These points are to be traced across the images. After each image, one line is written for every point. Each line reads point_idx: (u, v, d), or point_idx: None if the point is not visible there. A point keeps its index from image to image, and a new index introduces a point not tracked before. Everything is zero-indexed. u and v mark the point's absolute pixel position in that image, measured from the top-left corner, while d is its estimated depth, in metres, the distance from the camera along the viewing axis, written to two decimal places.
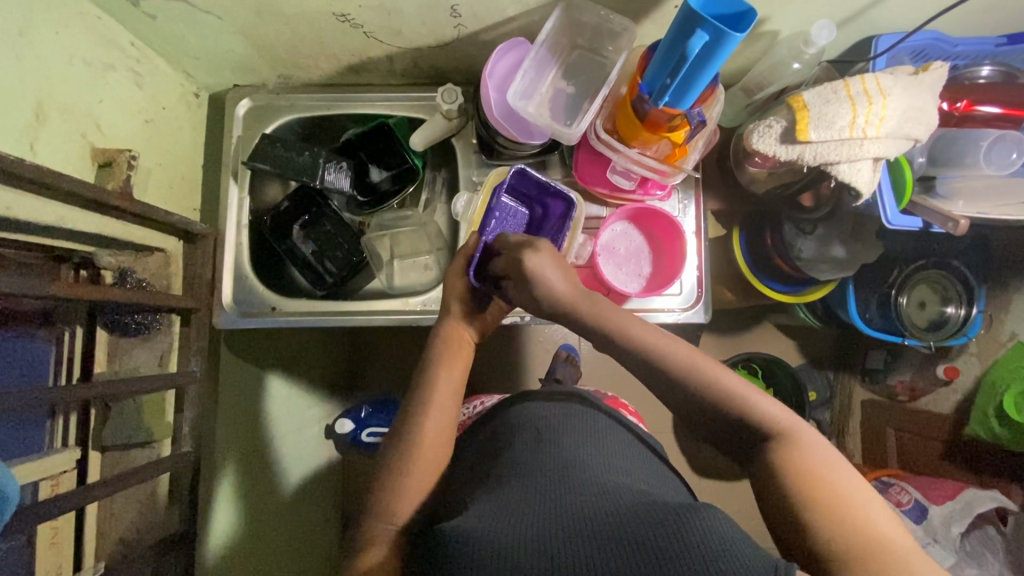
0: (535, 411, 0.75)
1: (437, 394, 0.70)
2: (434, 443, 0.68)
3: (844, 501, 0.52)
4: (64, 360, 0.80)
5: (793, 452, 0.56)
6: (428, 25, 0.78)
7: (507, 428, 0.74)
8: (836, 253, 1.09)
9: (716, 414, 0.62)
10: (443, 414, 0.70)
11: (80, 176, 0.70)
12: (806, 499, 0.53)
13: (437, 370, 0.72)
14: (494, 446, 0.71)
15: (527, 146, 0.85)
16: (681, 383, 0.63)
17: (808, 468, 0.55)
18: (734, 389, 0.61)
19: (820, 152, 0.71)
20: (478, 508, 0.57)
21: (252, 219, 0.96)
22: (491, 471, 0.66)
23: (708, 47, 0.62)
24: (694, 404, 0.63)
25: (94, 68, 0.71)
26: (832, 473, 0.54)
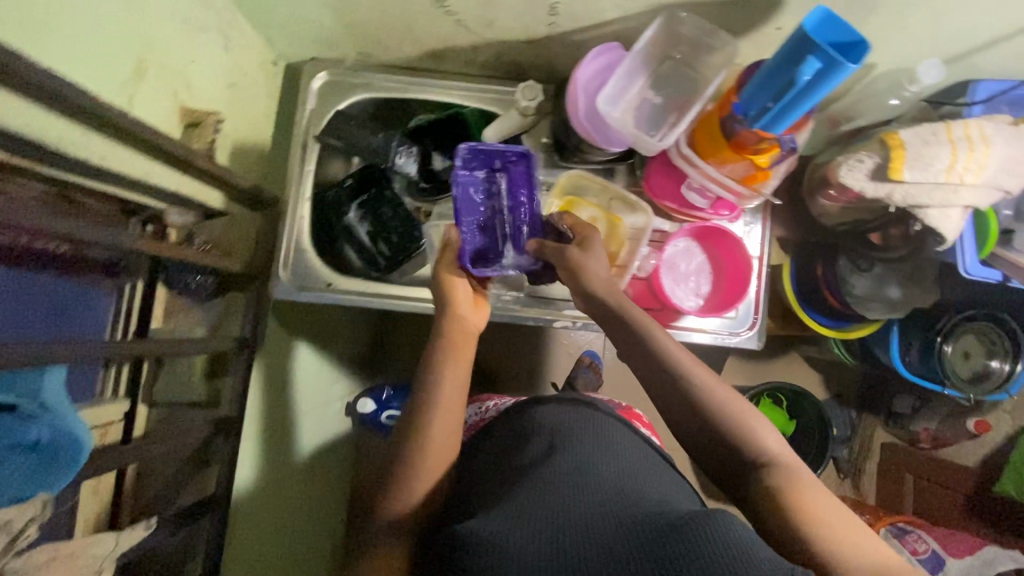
0: (547, 418, 0.71)
1: (442, 393, 0.69)
2: (442, 443, 0.67)
3: (846, 532, 0.52)
4: (121, 313, 0.80)
5: (796, 484, 0.57)
6: (523, 19, 0.77)
7: (522, 437, 0.70)
8: (891, 294, 1.06)
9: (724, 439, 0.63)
10: (450, 415, 0.69)
11: (168, 132, 0.69)
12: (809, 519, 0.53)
13: (441, 368, 0.71)
14: (509, 455, 0.69)
15: (605, 151, 0.84)
16: (694, 407, 0.65)
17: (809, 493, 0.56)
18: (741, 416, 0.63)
19: (910, 194, 0.70)
20: (490, 515, 0.55)
21: (315, 193, 0.95)
22: (507, 480, 0.63)
23: (818, 76, 0.60)
24: (705, 431, 0.64)
25: (190, 26, 0.71)
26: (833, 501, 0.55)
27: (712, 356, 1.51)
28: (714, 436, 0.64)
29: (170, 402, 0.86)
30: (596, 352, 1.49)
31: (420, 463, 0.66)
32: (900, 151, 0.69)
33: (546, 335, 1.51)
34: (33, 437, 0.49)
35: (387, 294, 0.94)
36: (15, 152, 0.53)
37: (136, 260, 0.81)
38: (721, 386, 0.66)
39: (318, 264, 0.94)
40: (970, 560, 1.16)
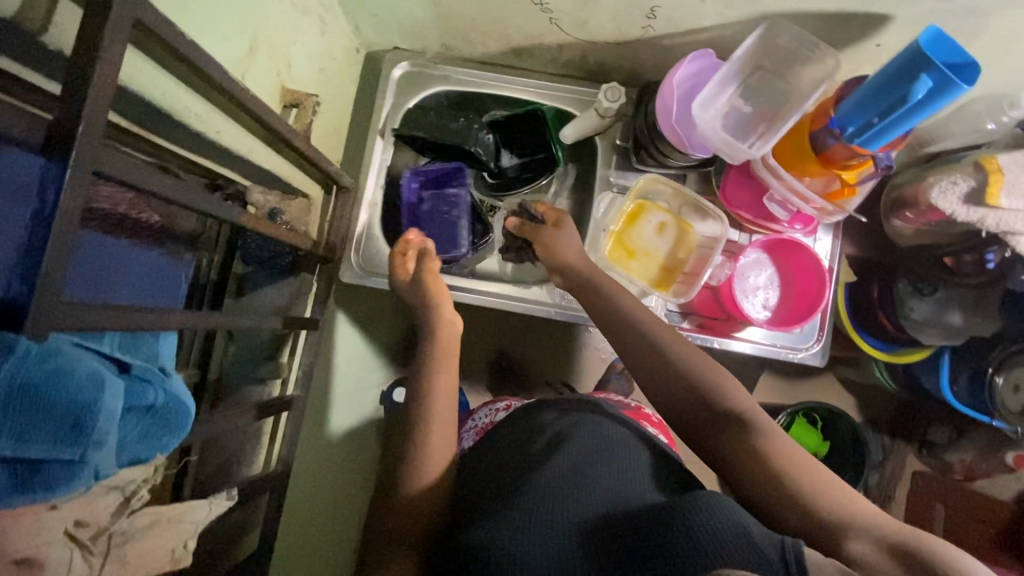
0: (544, 413, 0.69)
1: (434, 401, 0.70)
2: (437, 451, 0.67)
3: (815, 479, 0.52)
4: (199, 284, 0.79)
5: (765, 438, 0.57)
6: (619, 21, 0.77)
7: (513, 435, 0.68)
8: (952, 320, 1.03)
9: (699, 397, 0.64)
10: (443, 423, 0.69)
11: (269, 102, 0.70)
12: (783, 471, 0.54)
13: (432, 378, 0.72)
14: (503, 448, 0.67)
15: (685, 157, 0.84)
16: (675, 376, 0.66)
17: (781, 445, 0.57)
18: (711, 374, 0.65)
19: (1004, 220, 0.70)
20: (491, 521, 0.54)
21: (388, 180, 0.96)
22: (501, 478, 0.61)
23: (930, 95, 0.60)
24: (685, 396, 0.65)
25: (297, 9, 0.73)
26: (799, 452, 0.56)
27: (748, 370, 1.50)
28: (693, 398, 0.64)
29: (237, 378, 0.86)
30: None
31: (420, 468, 0.66)
32: (998, 176, 0.68)
33: (582, 338, 1.51)
34: (150, 399, 0.49)
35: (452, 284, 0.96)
36: (133, 116, 0.55)
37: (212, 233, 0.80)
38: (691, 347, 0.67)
39: (388, 252, 0.94)
40: None
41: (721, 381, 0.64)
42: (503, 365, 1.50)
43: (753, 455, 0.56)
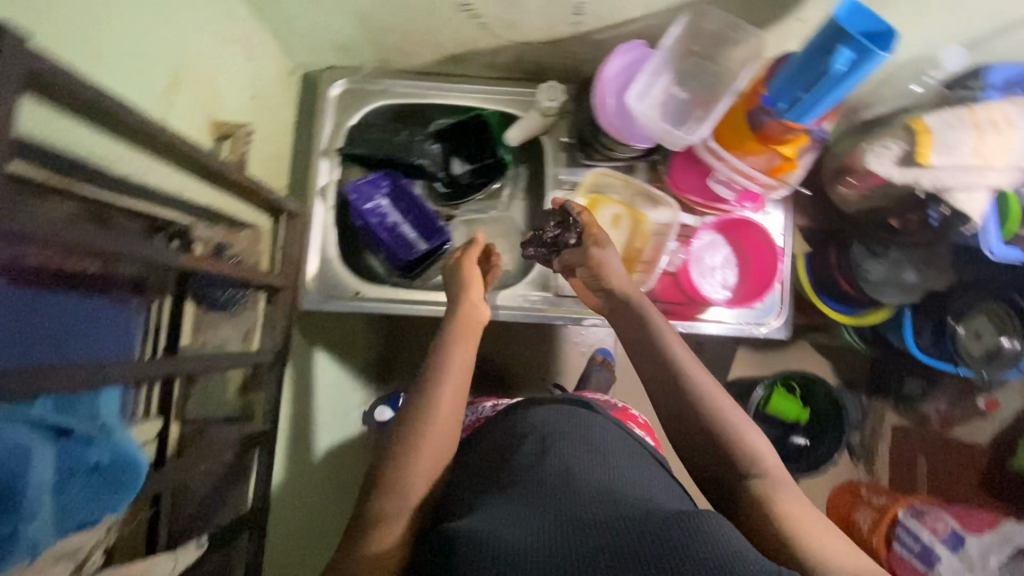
0: (538, 419, 0.71)
1: (446, 377, 0.70)
2: (443, 424, 0.67)
3: (818, 537, 0.57)
4: (150, 332, 0.77)
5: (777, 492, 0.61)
6: (549, 20, 0.77)
7: (511, 435, 0.71)
8: (907, 278, 1.06)
9: (717, 444, 0.65)
10: (453, 401, 0.69)
11: (197, 139, 0.67)
12: (794, 534, 0.57)
13: (447, 353, 0.73)
14: (498, 451, 0.69)
15: (630, 148, 0.85)
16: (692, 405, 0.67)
17: (793, 505, 0.60)
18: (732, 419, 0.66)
19: (939, 178, 0.71)
20: (481, 512, 0.55)
21: (338, 200, 0.95)
22: (493, 478, 0.63)
23: (851, 66, 0.62)
24: (699, 429, 0.66)
25: (219, 38, 0.71)
26: (810, 513, 0.60)
27: (724, 347, 1.52)
28: (712, 442, 0.65)
29: (204, 419, 0.84)
30: (609, 349, 1.50)
31: (427, 435, 0.66)
32: (927, 136, 0.70)
33: (557, 334, 1.51)
34: (94, 459, 0.47)
35: (413, 299, 0.94)
36: (54, 170, 0.52)
37: (162, 276, 0.77)
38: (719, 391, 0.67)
39: (344, 274, 0.93)
40: (989, 535, 1.22)
41: (741, 429, 0.65)
42: (482, 370, 1.49)
43: (769, 516, 0.59)
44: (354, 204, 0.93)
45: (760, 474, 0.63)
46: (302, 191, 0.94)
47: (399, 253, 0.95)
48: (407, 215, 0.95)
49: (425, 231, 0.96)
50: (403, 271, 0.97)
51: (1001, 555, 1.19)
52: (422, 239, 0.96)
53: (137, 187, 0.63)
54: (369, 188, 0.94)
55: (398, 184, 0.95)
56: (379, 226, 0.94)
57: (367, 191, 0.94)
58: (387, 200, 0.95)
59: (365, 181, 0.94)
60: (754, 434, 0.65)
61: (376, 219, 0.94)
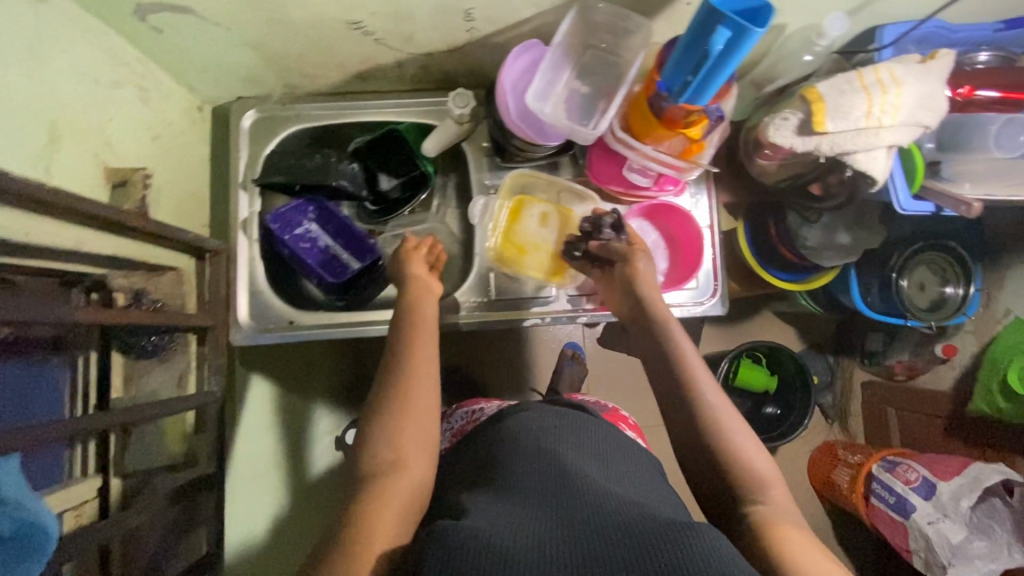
0: (538, 423, 0.71)
1: (416, 366, 0.73)
2: (422, 410, 0.70)
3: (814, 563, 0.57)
4: (79, 386, 0.78)
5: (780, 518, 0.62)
6: (441, 29, 0.77)
7: (501, 439, 0.71)
8: (841, 240, 1.09)
9: (725, 468, 0.66)
10: (426, 388, 0.72)
11: (95, 197, 0.68)
12: (783, 561, 0.57)
13: (415, 344, 0.76)
14: (491, 452, 0.70)
15: (543, 147, 0.85)
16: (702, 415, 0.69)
17: (790, 538, 0.59)
18: (744, 443, 0.67)
19: (837, 143, 0.72)
20: (477, 512, 0.57)
21: (262, 231, 0.93)
22: (489, 481, 0.64)
23: (730, 45, 0.62)
24: (709, 443, 0.68)
25: (101, 86, 0.70)
26: (811, 548, 0.59)
27: (687, 327, 1.53)
28: (719, 464, 0.66)
29: (146, 470, 0.82)
30: (578, 343, 1.48)
31: (407, 419, 0.69)
32: (821, 104, 0.72)
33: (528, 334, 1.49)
34: None
35: (350, 320, 0.93)
36: None
37: (83, 331, 0.79)
38: (728, 409, 0.69)
39: (277, 304, 0.91)
40: (960, 480, 1.18)
41: (751, 454, 0.66)
42: (455, 380, 1.46)
43: (763, 542, 0.60)
44: (279, 231, 0.91)
45: (763, 503, 0.63)
46: (226, 227, 0.93)
47: (331, 274, 0.93)
48: (337, 237, 0.94)
49: (356, 250, 0.94)
50: (337, 294, 0.95)
51: (973, 499, 1.14)
52: (354, 259, 0.94)
53: (26, 247, 0.62)
54: (293, 214, 0.93)
55: (324, 207, 0.95)
56: (308, 251, 0.93)
57: (292, 218, 0.92)
58: (316, 225, 0.94)
59: (288, 208, 0.92)
60: (764, 462, 0.66)
61: (302, 243, 0.92)
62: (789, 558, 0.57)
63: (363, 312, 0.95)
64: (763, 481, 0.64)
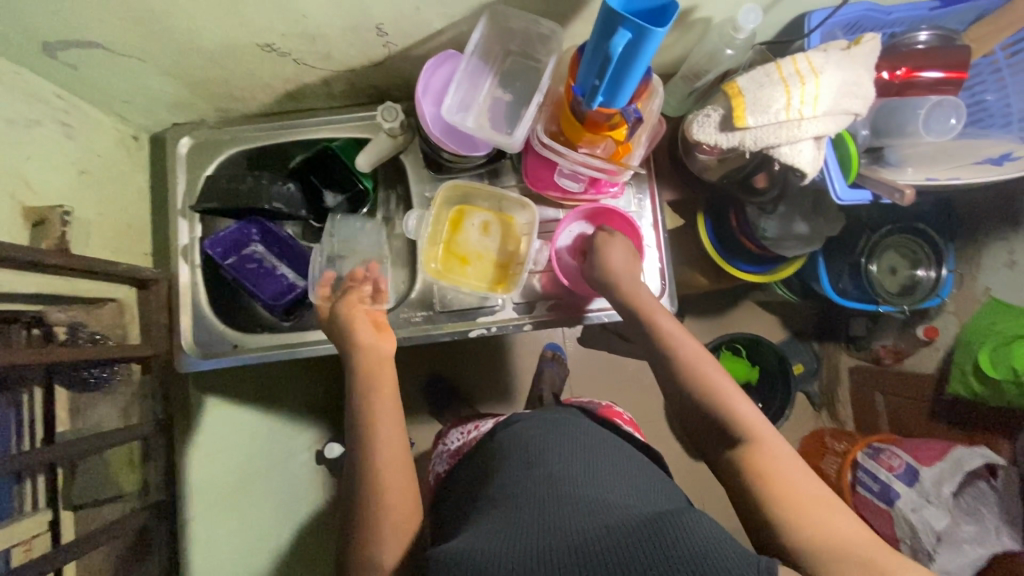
0: (520, 424, 0.74)
1: (379, 413, 0.69)
2: (393, 459, 0.67)
3: (796, 501, 0.59)
4: (26, 424, 0.76)
5: (764, 457, 0.63)
6: (356, 46, 0.77)
7: (494, 450, 0.72)
8: (800, 229, 1.04)
9: (710, 420, 0.68)
10: (393, 430, 0.69)
11: (13, 239, 0.69)
12: (771, 499, 0.60)
13: (368, 391, 0.71)
14: (483, 467, 0.71)
15: (473, 158, 0.85)
16: (682, 379, 0.71)
17: (775, 469, 0.62)
18: (720, 388, 0.68)
19: (759, 137, 0.71)
20: (473, 526, 0.58)
21: (205, 257, 0.93)
22: (481, 492, 0.65)
23: (631, 45, 0.60)
24: (694, 402, 0.70)
25: (17, 125, 0.70)
26: (798, 475, 0.62)
27: None
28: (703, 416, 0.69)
29: (95, 501, 0.83)
30: (558, 345, 1.45)
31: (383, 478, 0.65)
32: (740, 99, 0.70)
33: (506, 338, 1.45)
34: None
35: (298, 341, 0.93)
36: None
37: (25, 370, 0.76)
38: (703, 359, 0.71)
39: (222, 328, 0.92)
40: (941, 464, 1.13)
41: (728, 397, 0.67)
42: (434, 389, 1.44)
43: (749, 483, 0.63)
44: (220, 255, 0.91)
45: (747, 440, 0.65)
46: (169, 254, 0.94)
47: (280, 296, 0.93)
48: (282, 258, 0.94)
49: (302, 269, 0.95)
50: (281, 315, 0.94)
51: (955, 484, 1.10)
52: (300, 278, 0.95)
53: None
54: (230, 241, 0.92)
55: (268, 229, 0.94)
56: (252, 277, 0.92)
57: (229, 245, 0.92)
58: (261, 246, 0.93)
59: (225, 236, 0.91)
60: (741, 403, 0.67)
61: (242, 269, 0.92)
62: (774, 495, 0.60)
63: (313, 332, 0.95)
64: (743, 420, 0.66)
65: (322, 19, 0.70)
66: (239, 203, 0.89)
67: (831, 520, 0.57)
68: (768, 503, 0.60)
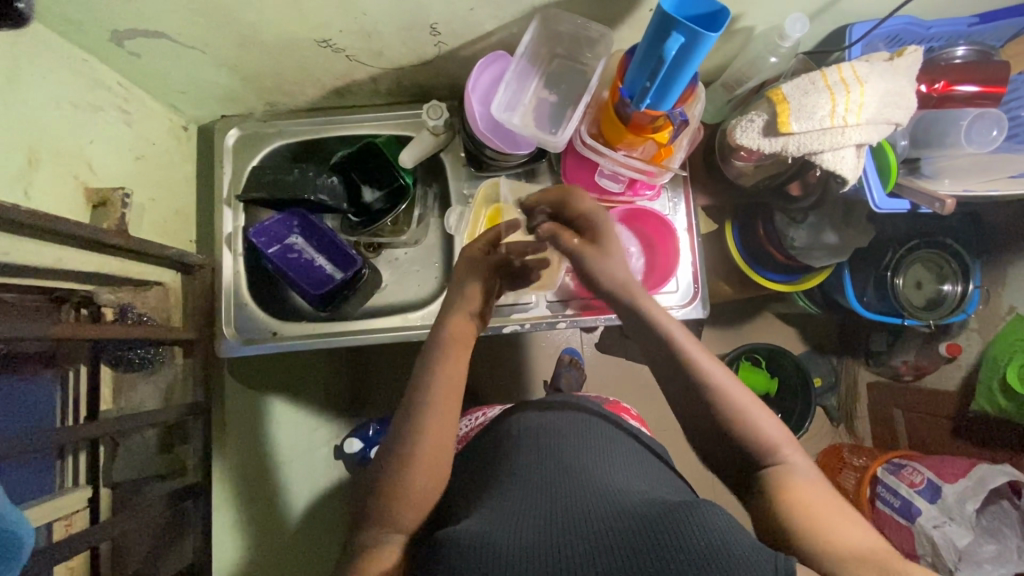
0: (528, 419, 0.73)
1: (436, 389, 0.66)
2: (438, 437, 0.63)
3: (831, 519, 0.54)
4: (70, 402, 0.78)
5: (790, 478, 0.59)
6: (408, 45, 0.80)
7: (506, 437, 0.72)
8: (829, 239, 1.03)
9: (724, 434, 0.63)
10: (446, 402, 0.66)
11: (76, 217, 0.72)
12: (796, 512, 0.55)
13: (430, 369, 0.67)
14: (492, 454, 0.70)
15: (515, 156, 0.88)
16: (703, 395, 0.64)
17: (804, 491, 0.57)
18: (747, 406, 0.63)
19: (803, 143, 0.72)
20: (478, 512, 0.58)
21: (246, 245, 0.95)
22: (490, 478, 0.65)
23: (685, 49, 0.62)
24: (712, 421, 0.63)
25: (82, 109, 0.73)
26: (826, 499, 0.57)
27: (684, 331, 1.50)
28: (716, 426, 0.63)
29: (134, 479, 0.85)
30: (576, 349, 1.41)
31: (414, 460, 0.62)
32: (785, 105, 0.72)
33: (523, 341, 1.42)
34: None
35: (337, 332, 0.95)
36: None
37: (73, 346, 0.79)
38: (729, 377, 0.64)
39: (263, 315, 0.95)
40: (964, 482, 1.11)
41: (753, 416, 0.62)
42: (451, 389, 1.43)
43: (772, 502, 0.57)
44: (263, 244, 0.92)
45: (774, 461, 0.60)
46: (213, 242, 0.96)
47: (320, 285, 0.94)
48: (322, 250, 0.95)
49: (342, 261, 0.96)
50: (318, 305, 0.95)
51: (979, 502, 1.08)
52: (338, 269, 0.95)
53: (7, 267, 0.65)
54: (275, 231, 0.94)
55: (307, 221, 0.95)
56: (295, 267, 0.94)
57: (274, 234, 0.94)
58: (300, 239, 0.95)
59: (271, 225, 0.93)
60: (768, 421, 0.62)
61: (283, 259, 0.93)
62: (800, 509, 0.55)
63: (353, 323, 0.98)
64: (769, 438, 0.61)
65: (381, 17, 0.72)
66: (284, 191, 0.91)
67: (862, 539, 0.53)
68: (795, 519, 0.55)
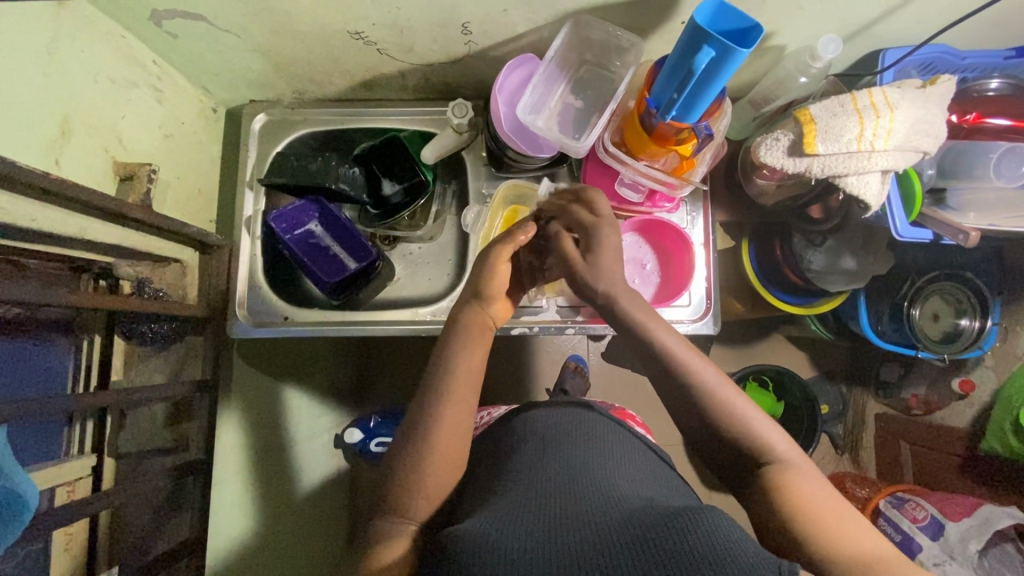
0: (533, 417, 0.73)
1: (439, 389, 0.64)
2: (450, 438, 0.62)
3: (829, 518, 0.53)
4: (82, 369, 0.79)
5: (789, 475, 0.57)
6: (439, 41, 0.80)
7: (511, 435, 0.72)
8: (846, 265, 1.00)
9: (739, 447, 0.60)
10: (456, 400, 0.63)
11: (101, 188, 0.73)
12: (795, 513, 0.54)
13: (438, 368, 0.65)
14: (493, 455, 0.70)
15: (536, 159, 0.89)
16: (699, 400, 0.62)
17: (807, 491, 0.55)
18: (742, 407, 0.61)
19: (828, 165, 0.72)
20: (482, 509, 0.57)
21: (264, 228, 0.97)
22: (495, 475, 0.64)
23: (714, 63, 0.61)
24: (710, 423, 0.62)
25: (116, 85, 0.75)
26: (828, 497, 0.55)
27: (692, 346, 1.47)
28: (712, 430, 0.62)
29: (137, 452, 0.85)
30: (581, 357, 1.41)
31: (425, 452, 0.61)
32: (812, 125, 0.72)
33: (528, 344, 1.41)
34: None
35: (351, 321, 0.95)
36: None
37: (90, 315, 0.81)
38: (726, 382, 0.62)
39: (275, 299, 0.96)
40: (969, 521, 1.07)
41: (749, 417, 0.61)
42: None
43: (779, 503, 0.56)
44: (282, 229, 0.93)
45: (774, 460, 0.59)
46: (233, 222, 0.97)
47: (334, 271, 0.94)
48: (338, 238, 0.95)
49: (357, 246, 0.95)
50: (333, 294, 0.95)
51: (982, 542, 1.04)
52: (352, 258, 0.95)
53: (37, 234, 0.66)
54: (294, 217, 0.94)
55: (327, 210, 0.95)
56: (312, 253, 0.94)
57: (293, 219, 0.94)
58: (319, 226, 0.95)
59: (290, 211, 0.94)
60: (765, 421, 0.60)
61: (298, 241, 0.93)
62: (800, 510, 0.54)
63: (358, 315, 0.97)
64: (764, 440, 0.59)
65: (414, 14, 0.73)
66: (312, 178, 0.92)
67: (868, 538, 0.51)
68: (793, 518, 0.54)
